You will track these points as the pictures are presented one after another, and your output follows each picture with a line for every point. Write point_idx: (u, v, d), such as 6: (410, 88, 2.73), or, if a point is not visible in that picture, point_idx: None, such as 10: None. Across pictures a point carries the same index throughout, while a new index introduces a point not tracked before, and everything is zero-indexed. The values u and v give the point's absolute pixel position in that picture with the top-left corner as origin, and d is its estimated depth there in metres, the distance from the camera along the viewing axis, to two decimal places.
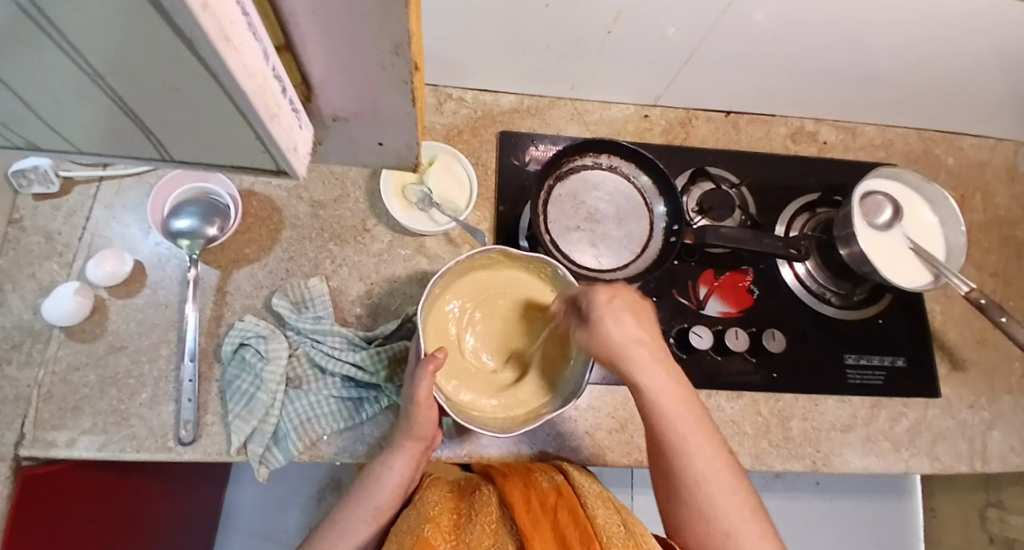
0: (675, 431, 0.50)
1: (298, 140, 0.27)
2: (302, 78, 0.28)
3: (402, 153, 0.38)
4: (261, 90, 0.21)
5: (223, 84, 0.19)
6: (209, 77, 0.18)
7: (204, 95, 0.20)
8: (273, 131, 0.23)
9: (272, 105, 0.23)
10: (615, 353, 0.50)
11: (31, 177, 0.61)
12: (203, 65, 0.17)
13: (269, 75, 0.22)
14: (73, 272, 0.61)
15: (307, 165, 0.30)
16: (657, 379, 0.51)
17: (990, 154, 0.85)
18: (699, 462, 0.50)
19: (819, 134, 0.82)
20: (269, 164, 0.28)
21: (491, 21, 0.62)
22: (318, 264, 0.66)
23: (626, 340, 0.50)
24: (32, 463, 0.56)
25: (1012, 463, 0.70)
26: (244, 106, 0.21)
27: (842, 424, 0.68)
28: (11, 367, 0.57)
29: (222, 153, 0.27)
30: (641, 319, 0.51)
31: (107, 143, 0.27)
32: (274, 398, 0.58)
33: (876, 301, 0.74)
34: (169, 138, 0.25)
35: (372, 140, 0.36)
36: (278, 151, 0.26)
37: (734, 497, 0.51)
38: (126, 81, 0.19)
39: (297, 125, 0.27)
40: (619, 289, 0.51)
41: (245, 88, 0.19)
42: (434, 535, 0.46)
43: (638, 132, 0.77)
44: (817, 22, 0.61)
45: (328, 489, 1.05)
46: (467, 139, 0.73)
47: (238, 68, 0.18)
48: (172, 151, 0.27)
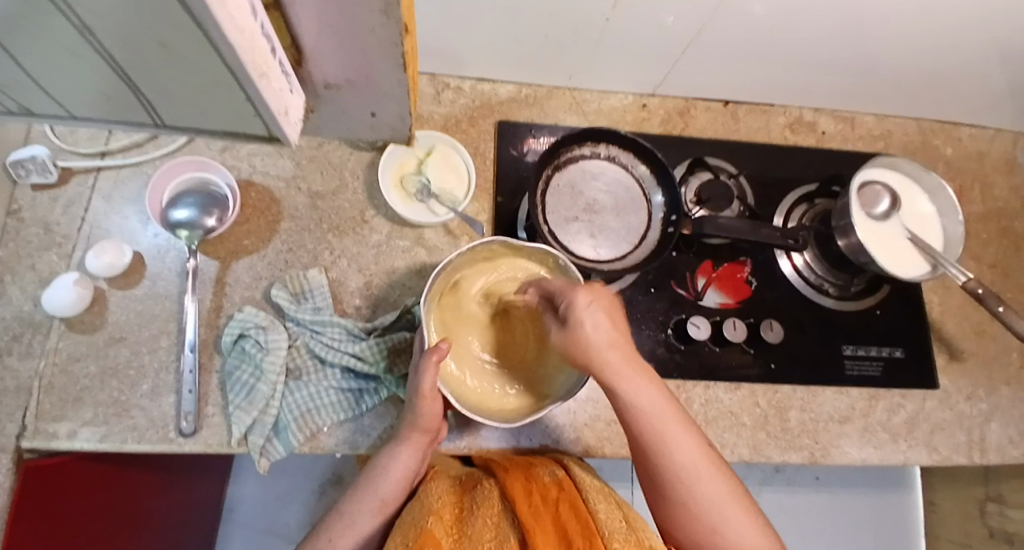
0: (653, 429, 0.50)
1: (287, 104, 0.35)
2: (294, 42, 0.34)
3: (393, 123, 0.47)
4: (250, 48, 0.26)
5: (215, 42, 0.23)
6: (207, 40, 0.23)
7: (193, 49, 0.24)
8: (261, 88, 0.29)
9: (261, 63, 0.28)
10: (592, 358, 0.49)
11: (29, 167, 0.61)
12: (197, 25, 0.22)
13: (256, 31, 0.27)
14: (72, 263, 0.62)
15: (297, 131, 0.38)
16: (636, 380, 0.50)
17: (990, 145, 0.85)
18: (681, 457, 0.51)
19: (818, 125, 0.81)
20: (262, 130, 0.36)
21: (488, 11, 0.61)
22: (317, 255, 0.66)
23: (602, 344, 0.49)
24: (35, 454, 0.56)
25: (1007, 453, 0.71)
26: (233, 61, 0.25)
27: (839, 414, 0.69)
28: (11, 359, 0.57)
29: (211, 115, 0.33)
30: (616, 320, 0.50)
31: (103, 110, 0.31)
32: (274, 389, 0.58)
33: (874, 292, 0.74)
34: (160, 102, 0.31)
35: (365, 111, 0.45)
36: (273, 116, 0.33)
37: (717, 487, 0.51)
38: (121, 40, 0.23)
39: (287, 91, 0.34)
40: (592, 292, 0.50)
41: (234, 45, 0.24)
42: (437, 529, 0.46)
43: (637, 122, 0.77)
44: (816, 12, 0.61)
45: (329, 479, 1.06)
46: (466, 129, 0.73)
47: (228, 23, 0.22)
48: (164, 117, 0.33)
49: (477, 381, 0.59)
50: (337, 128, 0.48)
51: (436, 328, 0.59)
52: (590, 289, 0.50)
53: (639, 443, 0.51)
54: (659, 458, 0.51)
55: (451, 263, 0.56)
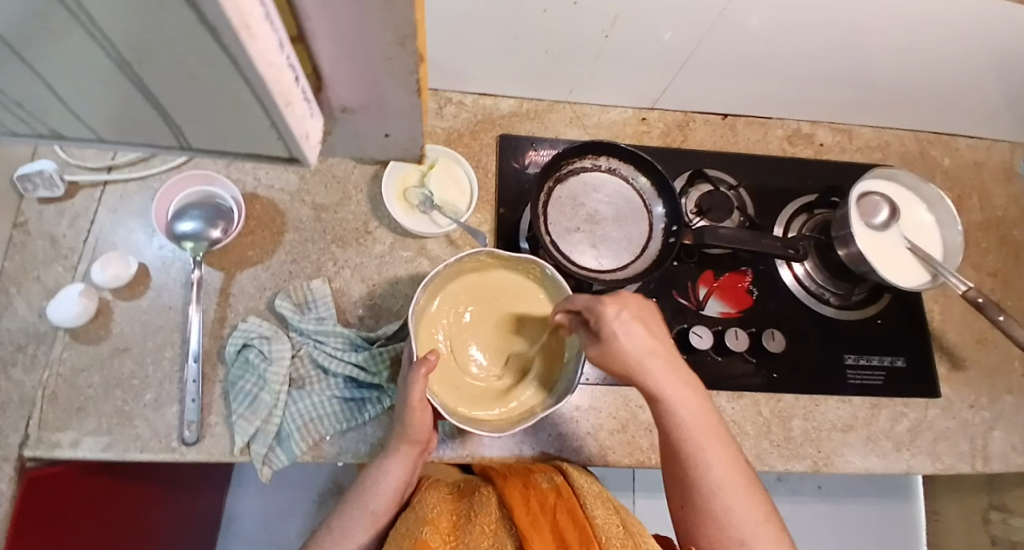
0: (687, 438, 0.51)
1: (310, 128, 0.25)
2: (314, 69, 0.24)
3: (406, 145, 0.32)
4: (276, 79, 0.19)
5: (244, 74, 0.18)
6: (233, 68, 0.18)
7: (230, 87, 0.19)
8: (287, 117, 0.22)
9: (288, 94, 0.21)
10: (638, 369, 0.51)
11: (36, 181, 0.62)
12: (217, 43, 0.16)
13: (284, 65, 0.20)
14: (78, 275, 0.62)
15: (319, 152, 0.27)
16: (675, 383, 0.52)
17: (987, 155, 0.86)
18: (714, 470, 0.51)
19: (816, 137, 0.82)
20: (280, 152, 0.26)
21: (489, 27, 0.63)
22: (320, 266, 0.66)
23: (648, 355, 0.51)
24: (37, 464, 0.56)
25: (1013, 462, 0.70)
26: (260, 91, 0.20)
27: (843, 423, 0.68)
28: (16, 370, 0.57)
29: (233, 140, 0.25)
30: (660, 333, 0.53)
31: (126, 136, 0.25)
32: (277, 398, 0.59)
33: (875, 301, 0.74)
34: (190, 128, 0.24)
35: (375, 132, 0.30)
36: (289, 139, 0.24)
37: (755, 516, 0.51)
38: (150, 69, 0.19)
39: (309, 114, 0.24)
40: (641, 307, 0.52)
41: (260, 72, 0.18)
42: (433, 538, 0.46)
43: (637, 135, 0.78)
44: (812, 25, 0.62)
45: (329, 493, 1.05)
46: (468, 142, 0.74)
47: (255, 52, 0.17)
48: (192, 142, 0.26)
49: (467, 385, 0.59)
50: (342, 149, 0.31)
51: (426, 338, 0.59)
52: (631, 306, 0.51)
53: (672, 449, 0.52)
54: (689, 467, 0.51)
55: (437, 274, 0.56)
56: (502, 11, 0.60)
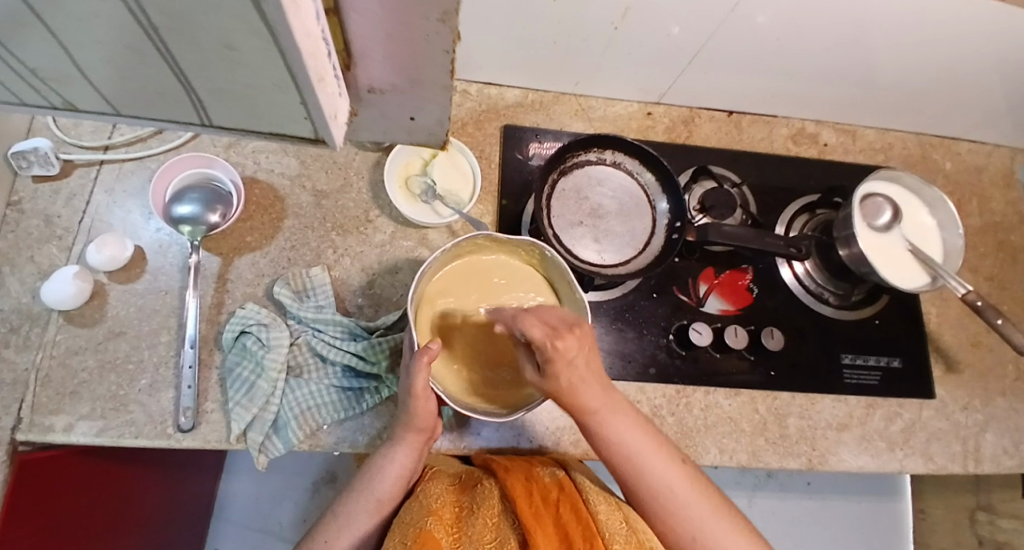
0: (627, 453, 0.49)
1: (338, 108, 0.25)
2: (344, 45, 0.23)
3: (434, 130, 0.30)
4: (314, 52, 0.19)
5: (283, 48, 0.18)
6: (270, 38, 0.18)
7: (261, 57, 0.19)
8: (317, 94, 0.22)
9: (320, 69, 0.21)
10: (575, 400, 0.46)
11: (30, 158, 0.61)
12: (261, 17, 0.16)
13: (320, 37, 0.20)
14: (73, 257, 0.61)
15: (345, 134, 0.28)
16: (616, 417, 0.48)
17: (989, 159, 0.86)
18: (658, 474, 0.50)
19: (820, 137, 0.82)
20: (306, 132, 0.27)
21: (497, 15, 0.62)
22: (320, 253, 0.66)
23: (589, 389, 0.46)
24: (29, 447, 0.55)
25: (1003, 464, 0.71)
26: (295, 65, 0.20)
27: (837, 422, 0.69)
28: (8, 351, 0.56)
29: (263, 119, 0.26)
30: (598, 359, 0.46)
31: (147, 109, 0.25)
32: (274, 386, 0.58)
33: (873, 302, 0.75)
34: (214, 102, 0.24)
35: (402, 115, 0.29)
36: (319, 118, 0.25)
37: (718, 522, 0.51)
38: (183, 39, 0.18)
39: (337, 92, 0.25)
40: (580, 334, 0.45)
41: (300, 47, 0.18)
42: (437, 529, 0.46)
43: (641, 130, 0.77)
44: (822, 23, 0.62)
45: (322, 481, 1.06)
46: (471, 132, 0.73)
47: (297, 25, 0.17)
48: (216, 116, 0.26)
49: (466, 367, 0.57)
50: (366, 134, 0.30)
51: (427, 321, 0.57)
52: (575, 329, 0.45)
53: (621, 469, 0.50)
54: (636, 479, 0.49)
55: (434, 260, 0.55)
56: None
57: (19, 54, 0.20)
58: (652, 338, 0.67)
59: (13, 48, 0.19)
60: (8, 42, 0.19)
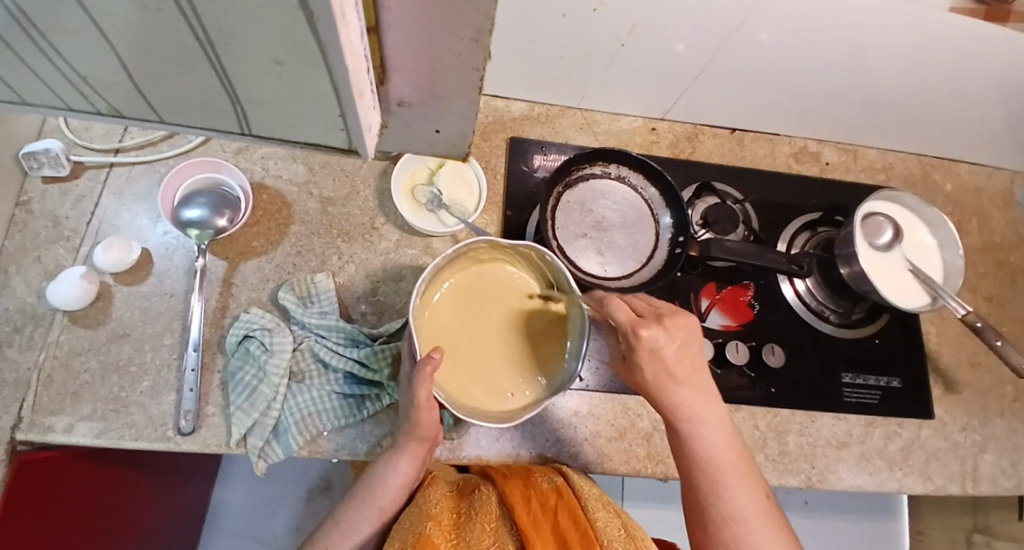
0: (709, 465, 0.50)
1: (372, 121, 0.26)
2: (380, 62, 0.24)
3: (455, 141, 0.31)
4: (357, 69, 0.20)
5: (330, 62, 0.19)
6: (320, 53, 0.18)
7: (308, 71, 0.20)
8: (358, 108, 0.23)
9: (361, 84, 0.21)
10: (665, 395, 0.50)
11: (41, 160, 0.61)
12: (315, 33, 0.17)
13: (361, 55, 0.20)
14: (79, 258, 0.61)
15: (377, 145, 0.29)
16: (705, 415, 0.50)
17: (987, 181, 0.87)
18: (735, 501, 0.49)
19: (821, 155, 0.83)
20: (341, 142, 0.28)
21: (506, 29, 0.63)
22: (325, 260, 0.66)
23: (678, 378, 0.50)
24: (28, 448, 0.55)
25: (1001, 486, 0.71)
26: (339, 79, 0.20)
27: (837, 440, 0.69)
28: (11, 350, 0.57)
29: (302, 129, 0.27)
30: (693, 354, 0.50)
31: (189, 117, 0.26)
32: (276, 392, 0.58)
33: (873, 321, 0.75)
34: (257, 113, 0.25)
35: (427, 126, 0.30)
36: (355, 130, 0.25)
37: (767, 538, 0.49)
38: (233, 53, 0.19)
39: (373, 106, 0.25)
40: (675, 324, 0.50)
41: (346, 62, 0.19)
42: (436, 533, 0.46)
43: (646, 145, 0.78)
44: (824, 44, 0.63)
45: (318, 488, 1.05)
46: (477, 143, 0.74)
47: (346, 42, 0.17)
48: (254, 125, 0.27)
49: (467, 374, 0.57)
50: (393, 141, 0.31)
51: (429, 329, 0.57)
52: (664, 321, 0.50)
53: (688, 464, 0.51)
54: (707, 487, 0.50)
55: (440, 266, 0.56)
56: (520, 14, 0.61)
57: (71, 60, 0.21)
58: None
59: (65, 53, 0.20)
60: (62, 47, 0.20)
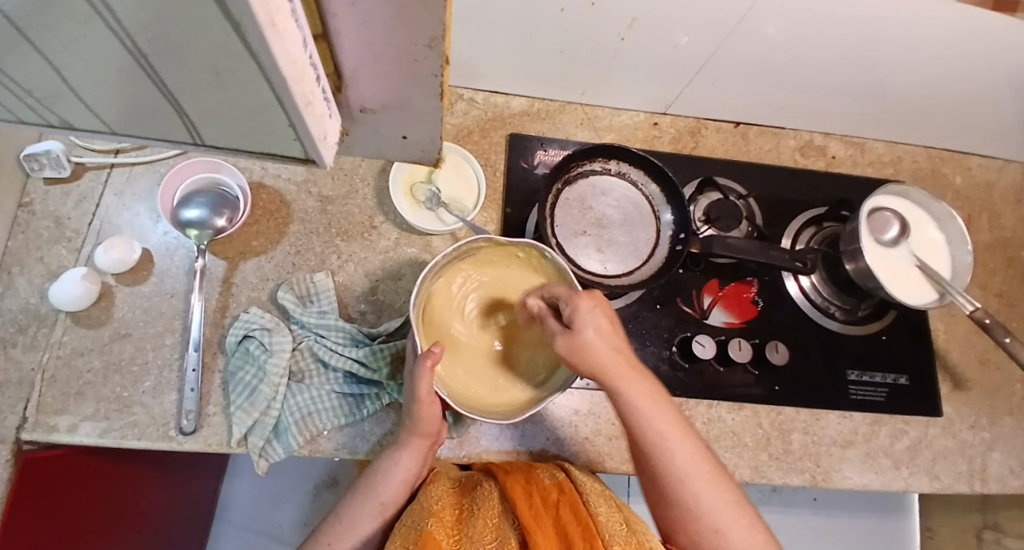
0: (648, 432, 0.51)
1: (328, 129, 0.25)
2: (335, 68, 0.24)
3: (427, 146, 0.32)
4: (299, 78, 0.19)
5: (268, 74, 0.18)
6: (256, 67, 0.18)
7: (248, 82, 0.19)
8: (306, 118, 0.22)
9: (308, 92, 0.21)
10: (595, 365, 0.51)
11: (42, 161, 0.61)
12: (247, 47, 0.16)
13: (305, 62, 0.20)
14: (82, 258, 0.62)
15: (335, 154, 0.27)
16: (633, 387, 0.51)
17: (999, 175, 0.85)
18: (681, 462, 0.51)
19: (828, 149, 0.82)
20: (296, 151, 0.27)
21: (505, 24, 0.62)
22: (324, 259, 0.66)
23: (603, 353, 0.50)
24: (34, 447, 0.56)
25: (1011, 484, 0.70)
26: (281, 90, 0.19)
27: (842, 438, 0.68)
28: (16, 350, 0.57)
29: (253, 139, 0.26)
30: (614, 327, 0.52)
31: (140, 127, 0.26)
32: (276, 391, 0.58)
33: (880, 317, 0.74)
34: (206, 123, 0.25)
35: (395, 132, 0.30)
36: (308, 139, 0.24)
37: (718, 492, 0.52)
38: (171, 65, 0.19)
39: (327, 114, 0.24)
40: (594, 298, 0.52)
41: (285, 74, 0.18)
42: (437, 530, 0.46)
43: (648, 140, 0.77)
44: (828, 37, 0.62)
45: (324, 484, 1.06)
46: (477, 140, 0.73)
47: (281, 54, 0.17)
48: (205, 135, 0.26)
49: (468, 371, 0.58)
50: (362, 148, 0.31)
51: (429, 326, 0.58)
52: (592, 298, 0.51)
53: (631, 433, 0.52)
54: (657, 455, 0.51)
55: (438, 263, 0.55)
56: (518, 12, 0.60)
57: (14, 74, 0.20)
58: (654, 350, 0.67)
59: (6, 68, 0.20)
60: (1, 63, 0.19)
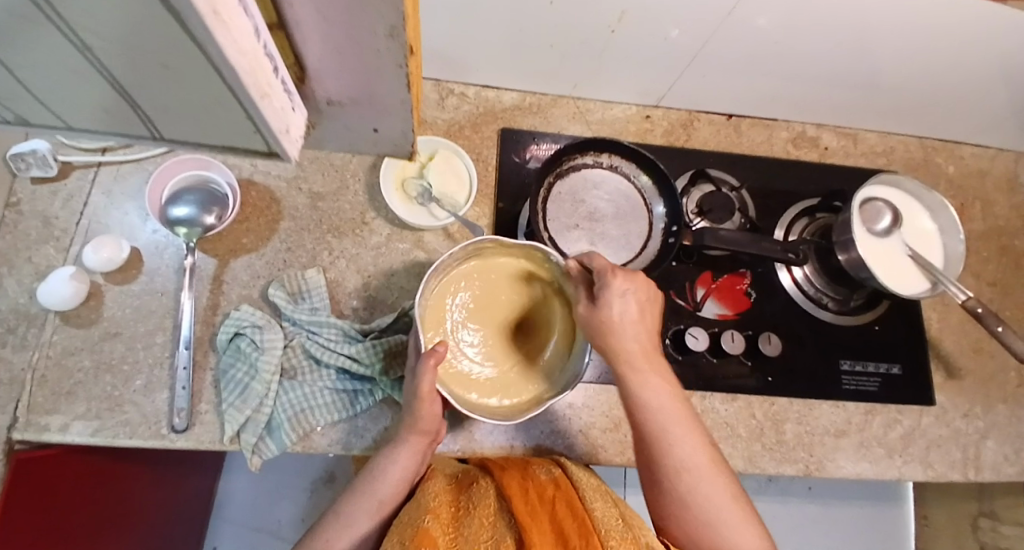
0: (657, 416, 0.51)
1: (288, 121, 0.26)
2: (296, 60, 0.25)
3: (397, 138, 0.35)
4: (251, 69, 0.20)
5: (221, 69, 0.19)
6: (207, 62, 0.18)
7: (201, 78, 0.20)
8: (265, 111, 0.22)
9: (264, 84, 0.21)
10: (618, 342, 0.51)
11: (29, 160, 0.61)
12: (195, 42, 0.17)
13: (259, 53, 0.20)
14: (71, 257, 0.61)
15: (300, 148, 0.28)
16: (648, 369, 0.52)
17: (992, 164, 0.85)
18: (685, 453, 0.51)
19: (820, 140, 0.81)
20: (258, 143, 0.27)
21: (496, 17, 0.62)
22: (316, 256, 0.66)
23: (627, 328, 0.51)
24: (26, 447, 0.56)
25: (1004, 472, 0.70)
26: (235, 86, 0.20)
27: (835, 428, 0.68)
28: (5, 351, 0.57)
29: (214, 132, 0.26)
30: (647, 306, 0.53)
31: (99, 122, 0.26)
32: (268, 388, 0.58)
33: (873, 307, 0.74)
34: (165, 119, 0.25)
35: (365, 125, 0.33)
36: (269, 132, 0.25)
37: (716, 485, 0.51)
38: (122, 63, 0.19)
39: (287, 107, 0.25)
40: (635, 275, 0.53)
41: (236, 66, 0.18)
42: (434, 527, 0.46)
43: (640, 133, 0.77)
44: (822, 27, 0.61)
45: (321, 481, 1.06)
46: (468, 135, 0.73)
47: (230, 46, 0.17)
48: (165, 128, 0.26)
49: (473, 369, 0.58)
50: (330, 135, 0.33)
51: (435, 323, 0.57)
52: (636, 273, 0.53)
53: (637, 415, 0.52)
54: (659, 444, 0.51)
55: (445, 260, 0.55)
56: (508, 8, 0.60)
57: None
58: None
59: None
60: None
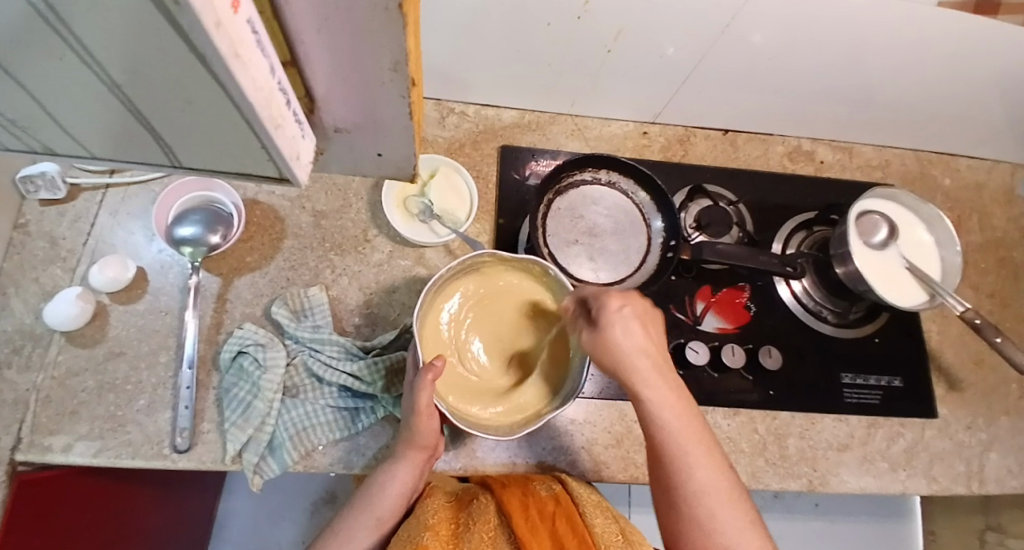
0: (672, 440, 0.51)
1: (300, 149, 0.26)
2: (307, 92, 0.26)
3: (401, 163, 0.35)
4: (267, 103, 0.20)
5: (238, 103, 0.19)
6: (226, 96, 0.19)
7: (218, 110, 0.20)
8: (278, 141, 0.23)
9: (278, 116, 0.22)
10: (626, 364, 0.51)
11: (37, 182, 0.62)
12: (216, 79, 0.17)
13: (274, 87, 0.21)
14: (76, 277, 0.62)
15: (309, 172, 0.28)
16: (661, 391, 0.52)
17: (988, 176, 0.86)
18: (700, 477, 0.51)
19: (816, 154, 0.82)
20: (270, 171, 0.27)
21: (496, 37, 0.63)
22: (318, 273, 0.66)
23: (632, 352, 0.51)
24: (28, 468, 0.56)
25: (1009, 486, 0.70)
26: (251, 118, 0.20)
27: (839, 442, 0.68)
28: (10, 371, 0.57)
29: (228, 161, 0.27)
30: (652, 327, 0.53)
31: (118, 152, 0.27)
32: (270, 406, 0.58)
33: (873, 320, 0.74)
34: (182, 148, 0.25)
35: (370, 151, 0.33)
36: (281, 161, 0.25)
37: (732, 510, 0.51)
38: (144, 96, 0.19)
39: (299, 134, 0.26)
40: (634, 297, 0.53)
41: (253, 102, 0.19)
42: (434, 544, 0.45)
43: (637, 149, 0.78)
44: (815, 45, 0.63)
45: (322, 501, 1.05)
46: (469, 153, 0.74)
47: (248, 83, 0.18)
48: (180, 157, 0.27)
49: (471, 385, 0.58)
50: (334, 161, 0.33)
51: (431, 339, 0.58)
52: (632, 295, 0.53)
53: (653, 440, 0.52)
54: (677, 467, 0.51)
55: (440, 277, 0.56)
56: (508, 27, 0.62)
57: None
58: None
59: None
60: None
